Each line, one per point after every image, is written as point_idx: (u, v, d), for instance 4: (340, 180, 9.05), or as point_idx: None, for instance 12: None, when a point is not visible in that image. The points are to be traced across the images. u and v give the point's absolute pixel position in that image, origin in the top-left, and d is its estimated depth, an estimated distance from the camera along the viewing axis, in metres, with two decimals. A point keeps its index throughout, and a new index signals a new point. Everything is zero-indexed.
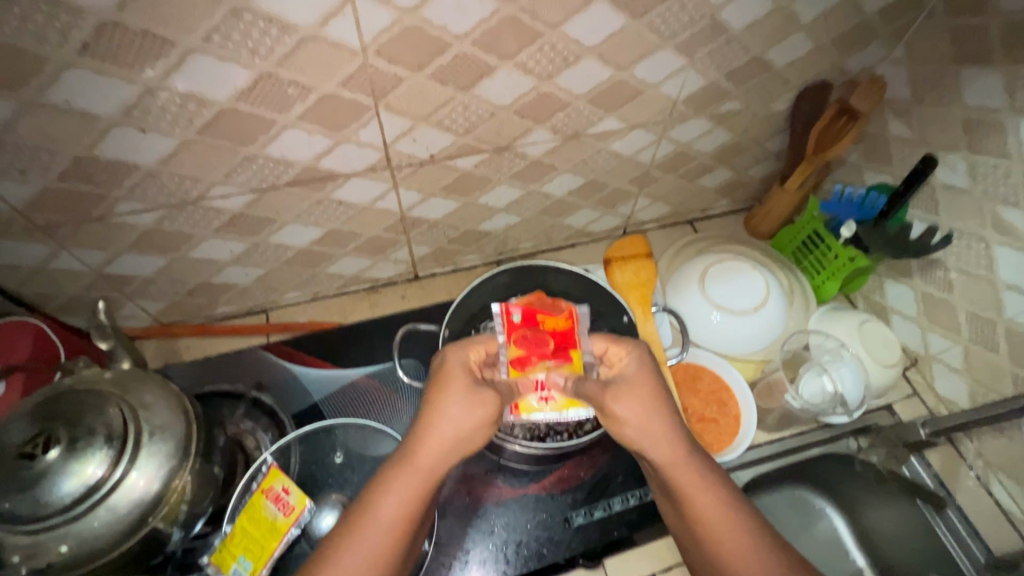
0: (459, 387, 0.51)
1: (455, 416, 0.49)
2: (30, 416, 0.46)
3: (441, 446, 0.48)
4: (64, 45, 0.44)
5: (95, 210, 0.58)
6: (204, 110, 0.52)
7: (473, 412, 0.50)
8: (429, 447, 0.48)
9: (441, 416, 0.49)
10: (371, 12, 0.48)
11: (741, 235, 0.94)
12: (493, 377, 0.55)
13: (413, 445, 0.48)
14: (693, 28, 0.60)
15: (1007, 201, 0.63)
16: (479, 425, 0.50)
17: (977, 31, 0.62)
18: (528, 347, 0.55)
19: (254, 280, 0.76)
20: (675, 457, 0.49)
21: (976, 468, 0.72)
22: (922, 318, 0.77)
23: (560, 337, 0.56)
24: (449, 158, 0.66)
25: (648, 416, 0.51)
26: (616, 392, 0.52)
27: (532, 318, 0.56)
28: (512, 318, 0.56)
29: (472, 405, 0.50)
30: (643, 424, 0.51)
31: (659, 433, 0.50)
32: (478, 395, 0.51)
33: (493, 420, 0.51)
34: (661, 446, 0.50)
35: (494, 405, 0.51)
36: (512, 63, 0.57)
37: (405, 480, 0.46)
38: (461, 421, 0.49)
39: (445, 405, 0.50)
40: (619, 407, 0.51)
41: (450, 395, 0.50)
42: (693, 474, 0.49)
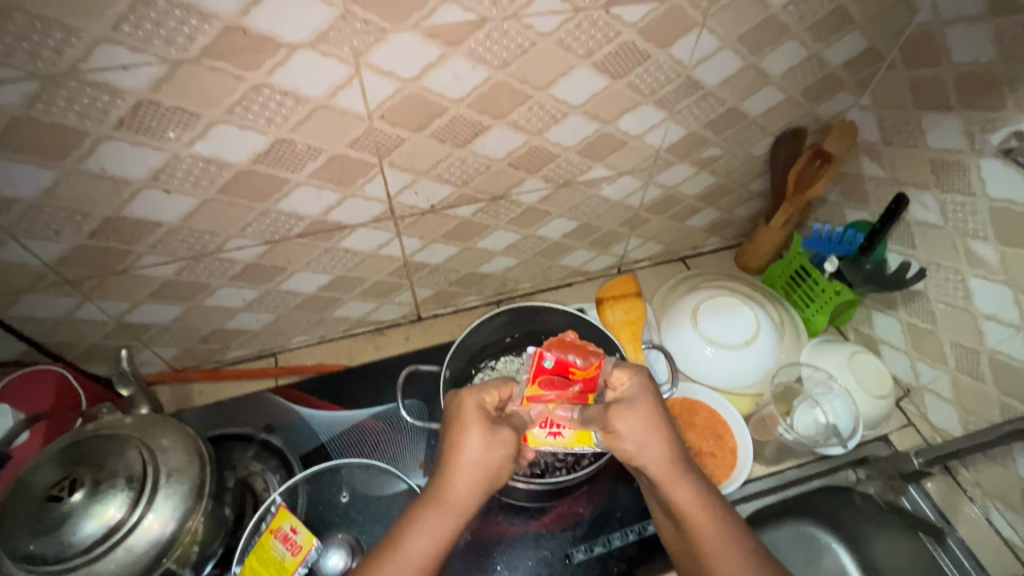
0: (478, 429, 0.53)
1: (477, 457, 0.52)
2: (58, 460, 0.49)
3: (468, 488, 0.51)
4: (103, 121, 0.49)
5: (120, 264, 0.63)
6: (224, 172, 0.57)
7: (494, 450, 0.52)
8: (457, 490, 0.51)
9: (464, 459, 0.52)
10: (376, 83, 0.53)
11: (733, 270, 0.97)
12: (509, 412, 0.57)
13: (440, 489, 0.51)
14: (670, 86, 0.65)
15: (977, 236, 0.67)
16: (501, 461, 0.53)
17: (935, 82, 0.67)
18: (550, 391, 0.56)
19: (265, 325, 0.79)
20: (674, 477, 0.53)
21: (977, 502, 0.73)
22: (910, 349, 0.79)
23: (585, 382, 0.56)
24: (449, 207, 0.71)
25: (648, 437, 0.54)
26: (618, 411, 0.54)
27: (563, 364, 0.55)
28: (543, 362, 0.55)
29: (493, 445, 0.53)
30: (642, 443, 0.54)
31: (656, 453, 0.53)
32: (497, 435, 0.53)
33: (512, 457, 0.54)
34: (660, 467, 0.53)
35: (512, 444, 0.53)
36: (505, 121, 0.62)
37: (437, 521, 0.50)
38: (483, 461, 0.52)
39: (466, 449, 0.52)
40: (620, 426, 0.54)
41: (470, 438, 0.52)
42: (689, 494, 0.52)
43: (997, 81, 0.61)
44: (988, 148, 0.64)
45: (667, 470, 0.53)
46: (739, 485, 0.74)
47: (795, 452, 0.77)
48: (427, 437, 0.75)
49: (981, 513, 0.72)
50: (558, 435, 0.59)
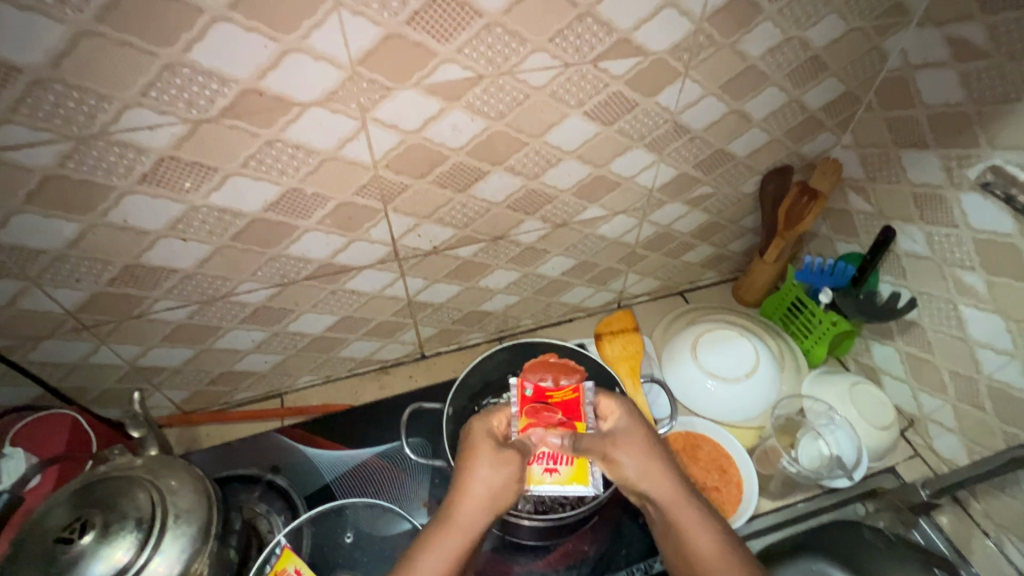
0: (486, 453, 0.58)
1: (486, 479, 0.56)
2: (70, 502, 0.50)
3: (476, 508, 0.55)
4: (127, 177, 0.52)
5: (135, 309, 0.65)
6: (238, 220, 0.60)
7: (501, 472, 0.57)
8: (467, 509, 0.55)
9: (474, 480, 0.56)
10: (381, 136, 0.57)
11: (731, 303, 0.98)
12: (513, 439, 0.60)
13: (451, 511, 0.55)
14: (658, 130, 0.69)
15: (964, 266, 0.69)
16: (508, 483, 0.57)
17: (910, 121, 0.71)
18: (536, 418, 0.58)
19: (272, 366, 0.81)
20: (674, 500, 0.57)
21: (992, 536, 0.72)
22: (910, 378, 0.80)
23: (567, 405, 0.60)
24: (450, 248, 0.74)
25: (648, 463, 0.58)
26: (617, 441, 0.59)
27: (543, 390, 0.61)
28: (525, 392, 0.61)
29: (500, 467, 0.57)
30: (643, 470, 0.58)
31: (656, 478, 0.58)
32: (504, 457, 0.57)
33: (519, 476, 0.57)
34: (660, 490, 0.58)
35: (516, 463, 0.58)
36: (502, 167, 0.65)
37: (448, 541, 0.53)
38: (493, 483, 0.56)
39: (477, 469, 0.57)
40: (621, 456, 0.58)
41: (479, 461, 0.58)
42: (689, 513, 0.56)
43: (969, 120, 0.64)
44: (966, 182, 0.66)
45: (668, 491, 0.58)
46: (747, 519, 0.73)
47: (803, 485, 0.76)
48: (431, 476, 0.75)
49: (997, 547, 0.71)
50: (556, 471, 0.61)
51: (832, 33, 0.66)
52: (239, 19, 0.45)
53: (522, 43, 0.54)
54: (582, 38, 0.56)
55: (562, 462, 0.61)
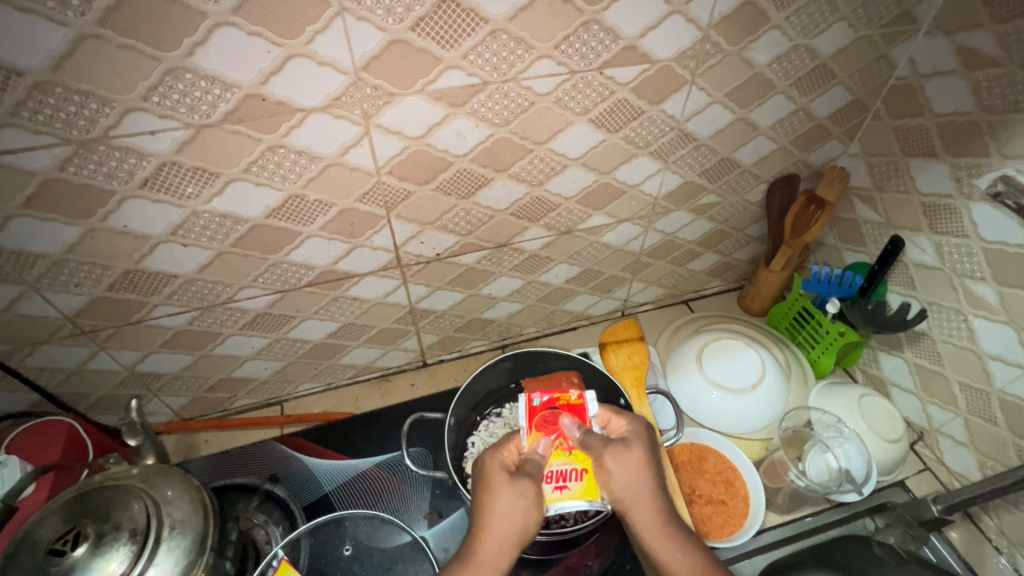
0: (501, 485, 0.56)
1: (504, 511, 0.54)
2: (65, 512, 0.49)
3: (500, 545, 0.53)
4: (128, 181, 0.52)
5: (135, 314, 0.65)
6: (239, 226, 0.59)
7: (520, 504, 0.55)
8: (486, 550, 0.53)
9: (492, 514, 0.54)
10: (386, 142, 0.56)
11: (736, 313, 0.97)
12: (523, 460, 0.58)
13: (475, 549, 0.54)
14: (664, 138, 0.69)
15: (974, 276, 0.68)
16: (529, 513, 0.55)
17: (919, 130, 0.70)
18: (546, 427, 0.60)
19: (272, 373, 0.80)
20: (653, 532, 0.56)
21: (1005, 553, 0.70)
22: (919, 390, 0.79)
23: (574, 411, 0.61)
24: (454, 255, 0.73)
25: (635, 481, 0.57)
26: (614, 450, 0.58)
27: (550, 398, 0.62)
28: (532, 402, 0.62)
29: (518, 498, 0.55)
30: (629, 487, 0.57)
31: (639, 500, 0.57)
32: (521, 488, 0.55)
33: (539, 504, 0.55)
34: (642, 514, 0.57)
35: (534, 491, 0.55)
36: (507, 174, 0.65)
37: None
38: (512, 516, 0.54)
39: (493, 503, 0.55)
40: (611, 467, 0.57)
41: (494, 494, 0.55)
42: (664, 542, 0.55)
43: (979, 129, 0.63)
44: (976, 192, 0.65)
45: (649, 522, 0.56)
46: (755, 533, 0.72)
47: (810, 499, 0.75)
48: (432, 487, 0.74)
49: (1011, 565, 0.69)
50: (566, 489, 0.57)
51: (841, 41, 0.65)
52: (243, 23, 0.44)
53: (527, 49, 0.53)
54: (588, 45, 0.55)
55: (572, 477, 0.57)
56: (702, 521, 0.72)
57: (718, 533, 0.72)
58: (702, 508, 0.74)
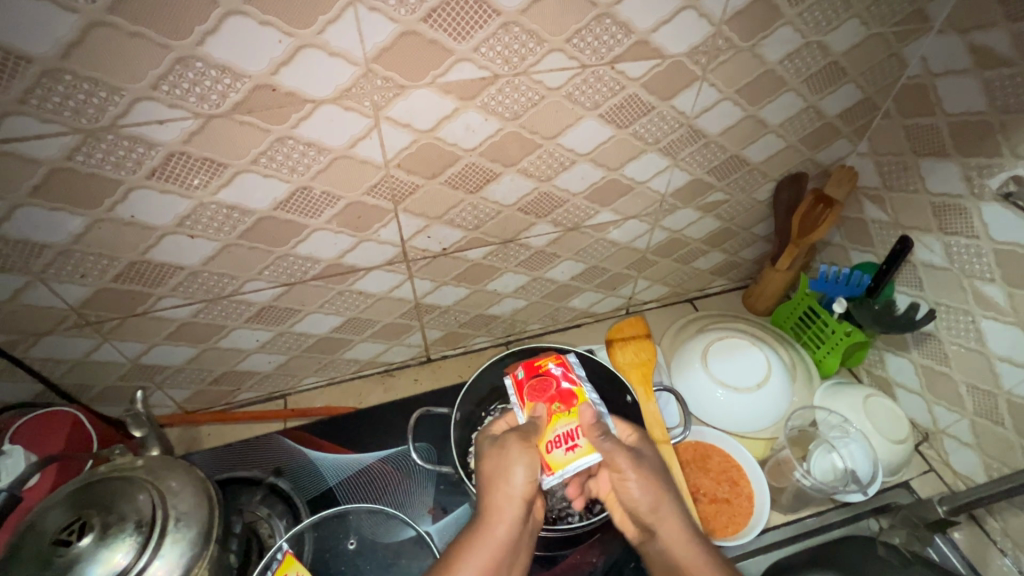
0: (496, 457, 0.59)
1: (505, 478, 0.57)
2: (69, 503, 0.49)
3: (504, 504, 0.56)
4: (136, 171, 0.52)
5: (140, 305, 0.64)
6: (246, 218, 0.59)
7: (519, 471, 0.57)
8: (497, 520, 0.56)
9: (488, 475, 0.58)
10: (394, 135, 0.56)
11: (741, 312, 0.97)
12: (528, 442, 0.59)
13: (485, 514, 0.57)
14: (674, 134, 0.68)
15: (984, 277, 0.67)
16: (528, 474, 0.58)
17: (930, 129, 0.70)
18: (538, 394, 0.62)
19: (276, 367, 0.80)
20: (678, 539, 0.58)
21: (1009, 555, 0.70)
22: (925, 391, 0.78)
23: (559, 372, 0.64)
24: (460, 250, 0.73)
25: (659, 495, 0.61)
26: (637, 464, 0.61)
27: (532, 369, 0.65)
28: (518, 378, 0.65)
29: (508, 458, 0.58)
30: (650, 496, 0.60)
31: (666, 511, 0.60)
32: (515, 455, 0.58)
33: (528, 457, 0.58)
34: (665, 524, 0.59)
35: (520, 447, 0.58)
36: (515, 169, 0.64)
37: (485, 539, 0.55)
38: (514, 482, 0.57)
39: (487, 465, 0.59)
40: (637, 478, 0.61)
41: (487, 459, 0.60)
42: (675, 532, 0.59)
43: (991, 128, 0.63)
44: (987, 192, 0.65)
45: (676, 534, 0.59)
46: (759, 533, 0.72)
47: (814, 499, 0.75)
48: (436, 482, 0.74)
49: (1014, 567, 0.69)
50: (575, 447, 0.58)
51: (853, 39, 0.65)
52: (254, 12, 0.44)
53: (539, 42, 0.53)
54: (600, 38, 0.55)
55: (578, 433, 0.58)
56: (704, 519, 0.72)
57: (721, 531, 0.72)
58: (705, 506, 0.74)
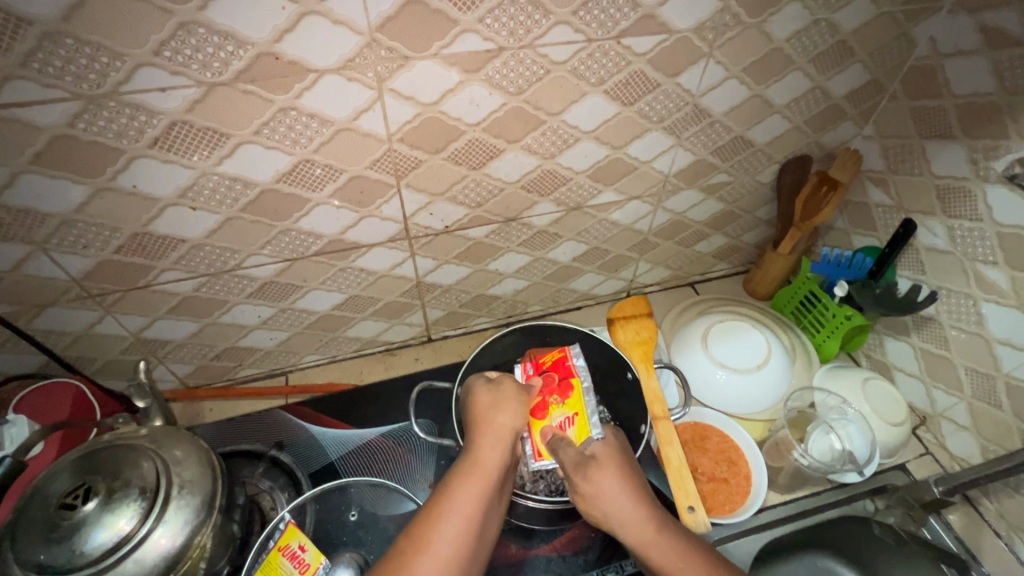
0: (491, 397, 0.63)
1: (498, 412, 0.62)
2: (75, 469, 0.50)
3: (495, 440, 0.59)
4: (138, 140, 0.51)
5: (142, 278, 0.64)
6: (248, 190, 0.59)
7: (510, 412, 0.62)
8: (489, 451, 0.58)
9: (481, 409, 0.62)
10: (397, 108, 0.56)
11: (742, 296, 0.97)
12: (506, 393, 0.63)
13: (476, 448, 0.59)
14: (678, 113, 0.68)
15: (986, 261, 0.67)
16: (519, 415, 0.62)
17: (937, 112, 0.69)
18: (537, 388, 0.66)
19: (278, 344, 0.80)
20: (647, 537, 0.57)
21: (1004, 536, 0.71)
22: (924, 375, 0.79)
23: (558, 368, 0.67)
24: (462, 229, 0.73)
25: (622, 504, 0.59)
26: (586, 474, 0.60)
27: (539, 365, 0.69)
28: (525, 371, 0.69)
29: (502, 398, 0.63)
30: (612, 501, 0.59)
31: (631, 515, 0.58)
32: (509, 400, 0.63)
33: (517, 396, 0.63)
34: (630, 528, 0.58)
35: (510, 389, 0.64)
36: (518, 146, 0.64)
37: (474, 477, 0.56)
38: (508, 418, 0.61)
39: (480, 399, 0.63)
40: (600, 485, 0.59)
41: (479, 396, 0.64)
42: (647, 531, 0.58)
43: (999, 110, 0.62)
44: (993, 174, 0.65)
45: (643, 535, 0.58)
46: (756, 510, 0.73)
47: (810, 480, 0.75)
48: (437, 457, 0.74)
49: (1009, 548, 0.70)
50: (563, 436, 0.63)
51: (862, 17, 0.64)
52: None
53: (545, 14, 0.52)
54: (606, 12, 0.54)
55: (567, 425, 0.63)
56: (702, 496, 0.74)
57: (719, 509, 0.73)
58: (703, 485, 0.75)
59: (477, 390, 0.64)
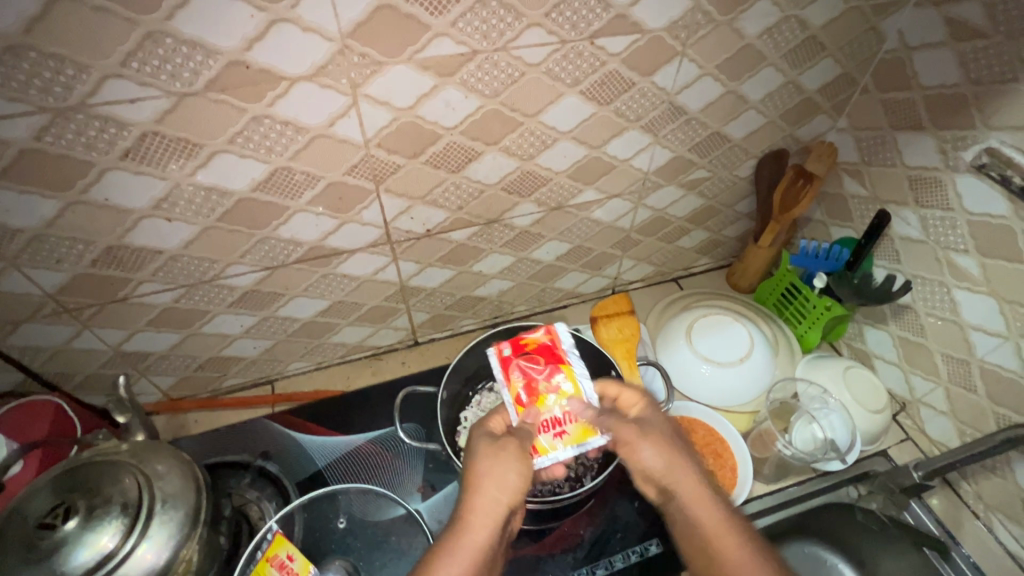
0: (490, 455, 0.55)
1: (494, 479, 0.53)
2: (54, 487, 0.49)
3: (487, 510, 0.52)
4: (109, 152, 0.51)
5: (121, 291, 0.64)
6: (225, 200, 0.58)
7: (507, 476, 0.53)
8: (475, 529, 0.50)
9: (479, 473, 0.53)
10: (373, 113, 0.55)
11: (725, 290, 0.98)
12: (506, 447, 0.56)
13: (465, 514, 0.51)
14: (655, 111, 0.68)
15: (958, 249, 0.69)
16: (517, 484, 0.54)
17: (907, 103, 0.70)
18: (527, 379, 0.63)
19: (262, 352, 0.80)
20: (697, 497, 0.53)
21: (981, 516, 0.73)
22: (903, 362, 0.80)
23: (546, 355, 0.64)
24: (444, 232, 0.73)
25: (675, 460, 0.56)
26: (648, 434, 0.58)
27: (519, 346, 0.66)
28: (505, 358, 0.65)
29: (501, 459, 0.54)
30: (667, 460, 0.56)
31: (682, 471, 0.55)
32: (510, 462, 0.54)
33: (522, 463, 0.55)
34: (683, 481, 0.55)
35: (514, 451, 0.55)
36: (497, 148, 0.64)
37: (459, 549, 0.48)
38: (496, 491, 0.53)
39: (480, 459, 0.55)
40: (646, 449, 0.57)
41: (480, 452, 0.55)
42: (699, 488, 0.54)
43: (966, 101, 0.64)
44: (962, 164, 0.66)
45: (693, 490, 0.54)
46: (743, 503, 0.73)
47: (795, 469, 0.77)
48: (425, 461, 0.74)
49: (986, 527, 0.73)
50: (563, 432, 0.61)
51: (832, 12, 0.65)
52: None
53: (518, 17, 0.53)
54: (578, 13, 0.54)
55: (566, 421, 0.61)
56: None
57: None
58: None
59: (479, 447, 0.56)
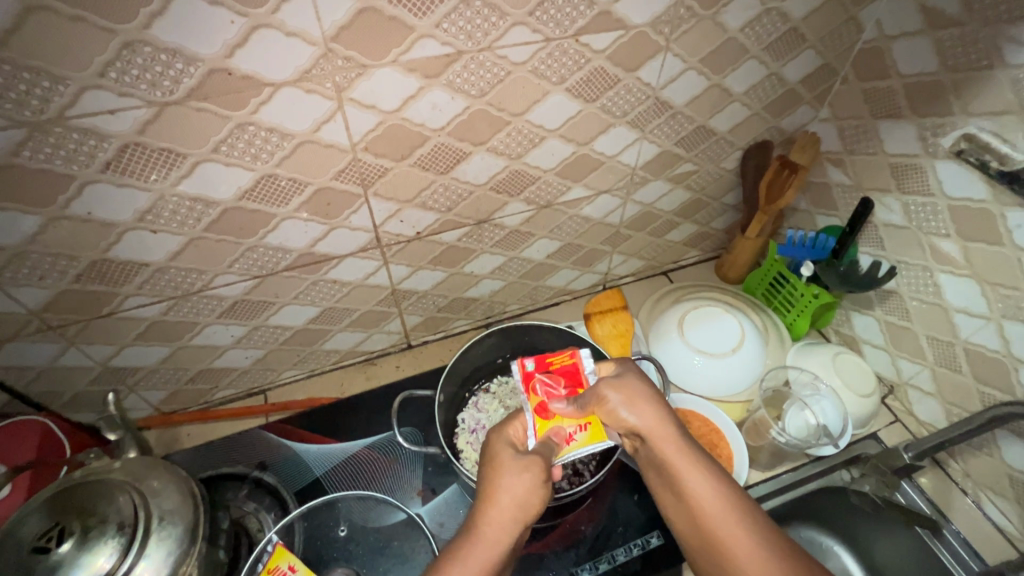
0: (512, 467, 0.51)
1: (516, 494, 0.50)
2: (46, 509, 0.48)
3: (504, 519, 0.48)
4: (89, 165, 0.50)
5: (106, 306, 0.62)
6: (210, 210, 0.57)
7: (528, 489, 0.50)
8: (488, 535, 0.47)
9: (501, 485, 0.50)
10: (359, 117, 0.55)
11: (714, 282, 0.99)
12: (530, 464, 0.52)
13: (479, 523, 0.48)
14: (641, 107, 0.69)
15: (940, 234, 0.70)
16: (537, 501, 0.50)
17: (887, 92, 0.72)
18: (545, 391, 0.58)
19: (254, 362, 0.79)
20: (663, 438, 0.51)
21: (970, 494, 0.75)
22: (890, 346, 0.82)
23: (568, 371, 0.60)
24: (434, 233, 0.72)
25: (637, 399, 0.54)
26: (613, 381, 0.55)
27: (543, 362, 0.61)
28: (526, 368, 0.61)
29: (526, 473, 0.51)
30: (631, 401, 0.53)
31: (644, 407, 0.53)
32: (533, 478, 0.51)
33: (546, 481, 0.52)
34: (645, 419, 0.52)
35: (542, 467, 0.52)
36: (484, 148, 0.64)
37: (474, 557, 0.46)
38: (513, 503, 0.49)
39: (506, 471, 0.51)
40: (608, 392, 0.54)
41: (504, 464, 0.52)
42: (662, 425, 0.52)
43: (944, 88, 0.65)
44: (941, 150, 0.67)
45: (654, 421, 0.52)
46: None
47: (789, 456, 0.78)
48: (424, 464, 0.74)
49: (975, 504, 0.74)
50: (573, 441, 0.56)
51: (811, 4, 0.66)
52: None
53: (501, 16, 0.52)
54: (562, 11, 0.54)
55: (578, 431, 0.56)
56: None
57: None
58: None
59: (506, 461, 0.52)
